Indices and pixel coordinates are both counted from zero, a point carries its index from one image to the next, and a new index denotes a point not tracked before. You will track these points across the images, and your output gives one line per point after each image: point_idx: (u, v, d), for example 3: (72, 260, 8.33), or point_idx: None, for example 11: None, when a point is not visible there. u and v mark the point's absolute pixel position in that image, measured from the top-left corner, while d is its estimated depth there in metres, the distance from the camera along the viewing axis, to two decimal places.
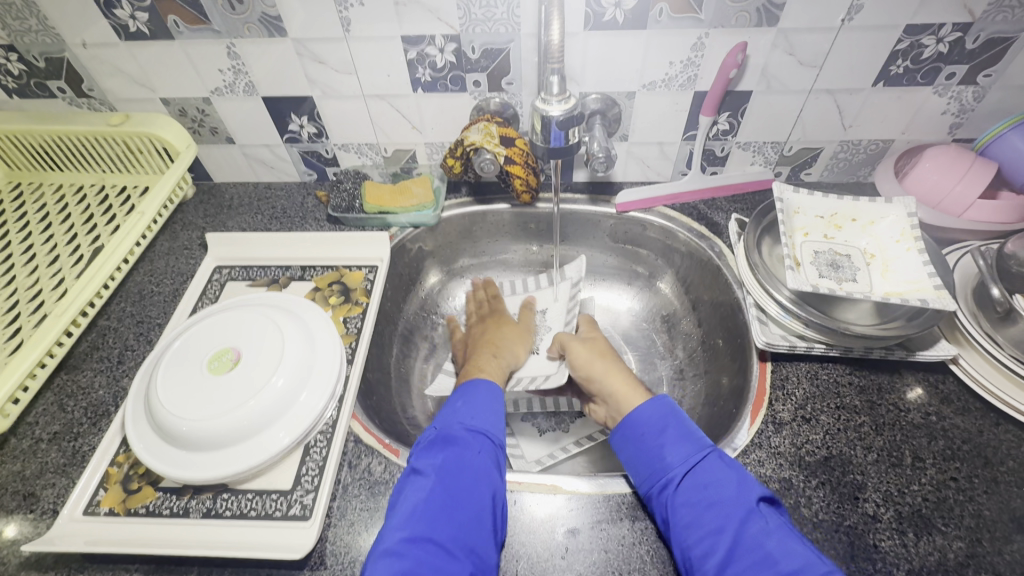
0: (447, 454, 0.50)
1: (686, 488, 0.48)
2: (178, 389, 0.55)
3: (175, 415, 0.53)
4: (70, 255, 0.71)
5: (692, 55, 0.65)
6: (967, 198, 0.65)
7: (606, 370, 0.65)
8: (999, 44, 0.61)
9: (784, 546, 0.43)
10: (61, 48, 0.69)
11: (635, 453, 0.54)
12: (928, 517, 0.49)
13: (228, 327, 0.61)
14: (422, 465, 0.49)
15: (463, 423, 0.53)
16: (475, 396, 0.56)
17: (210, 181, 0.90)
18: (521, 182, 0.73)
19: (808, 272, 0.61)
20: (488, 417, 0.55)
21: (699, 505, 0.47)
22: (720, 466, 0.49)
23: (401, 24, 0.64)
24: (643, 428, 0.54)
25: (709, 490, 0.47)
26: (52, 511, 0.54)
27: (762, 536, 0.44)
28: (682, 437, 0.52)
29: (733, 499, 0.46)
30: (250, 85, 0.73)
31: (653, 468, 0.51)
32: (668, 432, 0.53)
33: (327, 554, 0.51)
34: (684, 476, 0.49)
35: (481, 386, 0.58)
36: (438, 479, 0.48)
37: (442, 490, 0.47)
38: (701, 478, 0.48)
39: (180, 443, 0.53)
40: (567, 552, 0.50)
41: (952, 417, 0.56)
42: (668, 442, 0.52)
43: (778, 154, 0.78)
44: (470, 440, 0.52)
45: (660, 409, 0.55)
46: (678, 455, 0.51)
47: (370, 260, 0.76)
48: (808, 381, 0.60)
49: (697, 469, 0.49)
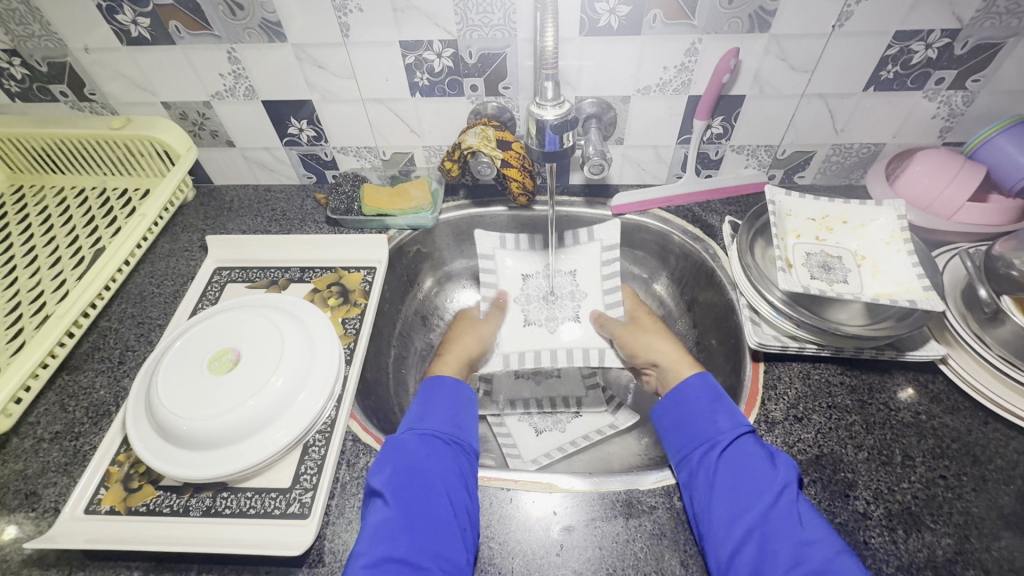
0: (399, 467, 0.51)
1: (734, 453, 0.51)
2: (180, 389, 0.56)
3: (176, 415, 0.54)
4: (72, 257, 0.72)
5: (685, 60, 0.66)
6: (957, 200, 0.66)
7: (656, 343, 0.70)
8: (987, 50, 0.62)
9: (810, 519, 0.46)
10: (64, 53, 0.70)
11: (685, 423, 0.56)
12: (917, 514, 0.50)
13: (229, 327, 0.61)
14: (374, 484, 0.50)
15: (416, 431, 0.54)
16: (429, 398, 0.59)
17: (211, 184, 0.91)
18: (518, 185, 0.74)
19: (800, 273, 0.62)
20: (442, 417, 0.57)
21: (742, 470, 0.50)
22: (761, 444, 0.52)
23: (399, 29, 0.65)
24: (696, 398, 0.57)
25: (754, 458, 0.50)
26: (54, 509, 0.54)
27: (794, 505, 0.47)
28: (730, 410, 0.55)
29: (777, 467, 0.49)
30: (250, 89, 0.74)
31: (703, 433, 0.54)
32: (719, 404, 0.56)
33: (326, 551, 0.51)
34: (730, 443, 0.52)
35: (436, 385, 0.61)
36: (392, 495, 0.48)
37: (399, 507, 0.48)
38: (744, 448, 0.51)
39: (182, 442, 0.53)
40: (562, 549, 0.51)
41: (942, 416, 0.57)
42: (719, 413, 0.55)
43: (772, 157, 0.79)
44: (422, 447, 0.53)
45: (709, 384, 0.59)
46: (729, 424, 0.53)
47: (369, 261, 0.76)
48: (800, 381, 0.61)
49: (744, 438, 0.52)
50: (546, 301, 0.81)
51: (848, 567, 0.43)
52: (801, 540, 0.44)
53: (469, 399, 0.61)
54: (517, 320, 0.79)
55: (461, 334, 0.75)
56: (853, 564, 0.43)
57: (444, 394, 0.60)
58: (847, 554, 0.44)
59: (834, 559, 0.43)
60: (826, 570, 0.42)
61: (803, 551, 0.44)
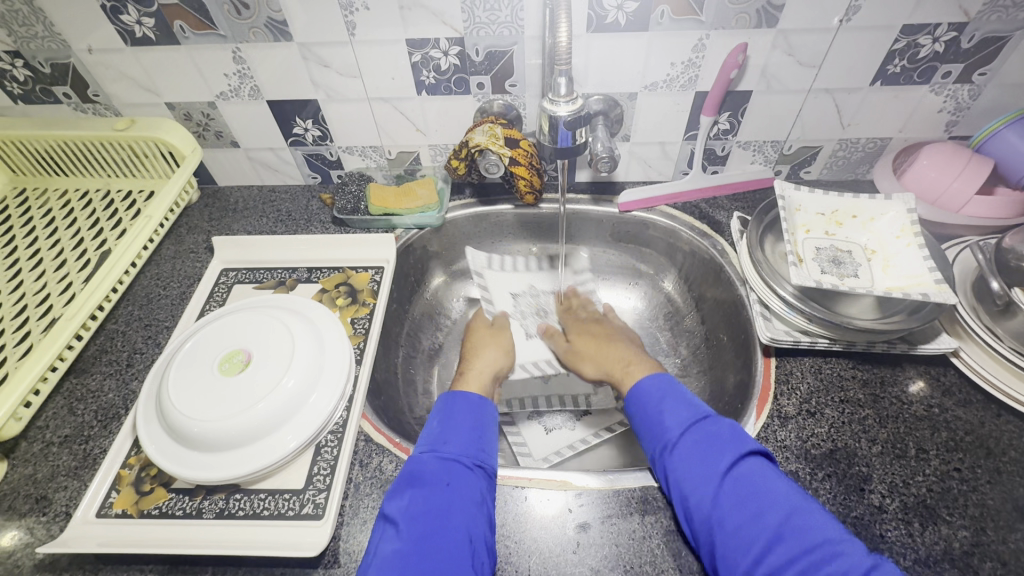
0: (415, 495, 0.49)
1: (684, 444, 0.52)
2: (190, 391, 0.55)
3: (189, 402, 0.54)
4: (77, 259, 0.72)
5: (692, 56, 0.66)
6: (965, 193, 0.66)
7: (601, 351, 0.71)
8: (993, 44, 0.62)
9: (767, 483, 0.47)
10: (67, 53, 0.70)
11: (642, 423, 0.58)
12: (932, 507, 0.50)
13: (240, 327, 0.61)
14: (391, 512, 0.48)
15: (435, 454, 0.52)
16: (451, 415, 0.57)
17: (215, 185, 0.90)
18: (525, 183, 0.74)
19: (811, 268, 0.62)
20: (464, 440, 0.54)
21: (694, 460, 0.51)
22: (707, 430, 0.52)
23: (406, 28, 0.65)
24: (645, 400, 0.59)
25: (705, 442, 0.51)
26: (65, 514, 0.54)
27: (744, 480, 0.48)
28: (678, 403, 0.56)
29: (727, 446, 0.50)
30: (255, 89, 0.73)
31: (656, 436, 0.55)
32: (667, 400, 0.57)
33: (341, 552, 0.51)
34: (679, 437, 0.53)
35: (461, 401, 0.58)
36: (405, 526, 0.46)
37: (411, 541, 0.45)
38: (694, 437, 0.52)
39: (193, 444, 0.53)
40: (579, 547, 0.50)
41: (954, 409, 0.57)
42: (667, 408, 0.56)
43: (778, 153, 0.79)
44: (440, 473, 0.51)
45: (663, 381, 0.60)
46: (679, 417, 0.55)
47: (376, 261, 0.76)
48: (812, 375, 0.61)
49: (691, 431, 0.53)
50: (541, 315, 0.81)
51: (802, 526, 0.44)
52: (754, 512, 0.46)
53: (492, 417, 0.59)
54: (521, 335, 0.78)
55: (483, 347, 0.72)
56: (809, 521, 0.44)
57: (466, 413, 0.57)
58: (802, 511, 0.45)
59: (787, 524, 0.44)
60: (783, 536, 0.44)
61: (758, 523, 0.45)
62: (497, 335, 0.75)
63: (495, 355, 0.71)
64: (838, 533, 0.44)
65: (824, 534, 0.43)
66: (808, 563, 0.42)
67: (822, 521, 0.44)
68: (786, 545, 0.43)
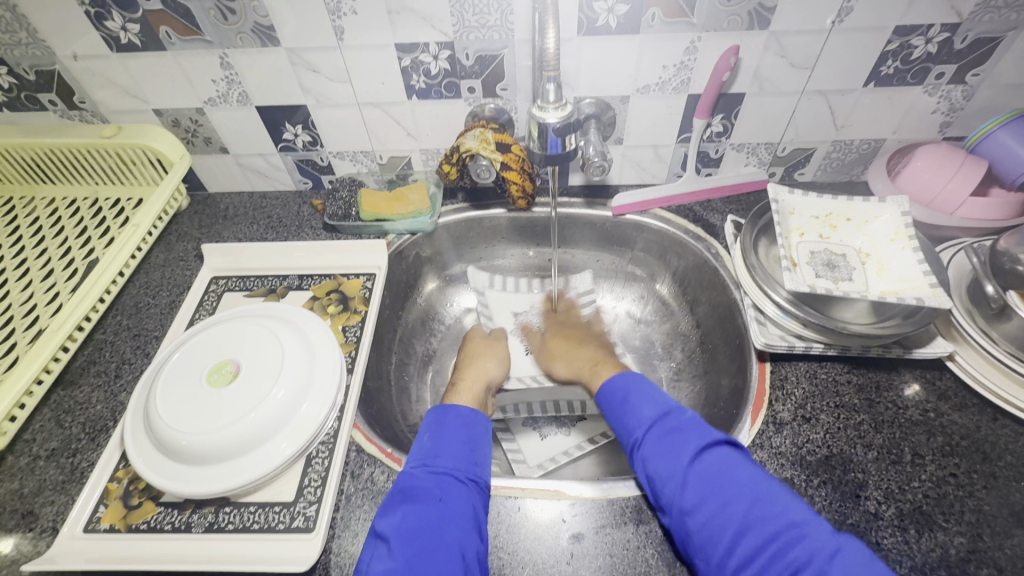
0: (407, 510, 0.48)
1: (650, 441, 0.52)
2: (175, 411, 0.54)
3: (168, 417, 0.54)
4: (64, 269, 0.71)
5: (684, 58, 0.65)
6: (959, 196, 0.66)
7: (572, 355, 0.72)
8: (987, 44, 0.62)
9: (732, 472, 0.47)
10: (52, 60, 0.69)
11: (611, 418, 0.58)
12: (929, 514, 0.50)
13: (221, 344, 0.60)
14: (382, 530, 0.47)
15: (426, 469, 0.52)
16: (443, 428, 0.56)
17: (205, 191, 0.89)
18: (517, 188, 0.73)
19: (805, 272, 0.61)
20: (456, 454, 0.53)
21: (659, 455, 0.50)
22: (671, 424, 0.52)
23: (394, 32, 0.64)
24: (612, 398, 0.59)
25: (669, 439, 0.51)
26: (52, 529, 0.53)
27: (709, 472, 0.47)
28: (645, 400, 0.56)
29: (689, 440, 0.50)
30: (243, 95, 0.72)
31: (625, 432, 0.55)
32: (631, 398, 0.57)
33: (332, 566, 0.50)
34: (645, 434, 0.53)
35: (453, 413, 0.58)
36: (397, 543, 0.45)
37: (403, 558, 0.44)
38: (660, 433, 0.52)
39: (182, 464, 0.52)
40: (573, 558, 0.50)
41: (949, 413, 0.57)
42: (633, 405, 0.56)
43: (772, 154, 0.78)
44: (432, 488, 0.50)
45: (627, 378, 0.60)
46: (643, 413, 0.55)
47: (368, 268, 0.76)
48: (807, 380, 0.60)
49: (655, 428, 0.53)
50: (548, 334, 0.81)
51: (766, 516, 0.43)
52: (720, 502, 0.45)
53: (484, 428, 0.58)
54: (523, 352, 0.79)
55: (480, 359, 0.72)
56: (773, 511, 0.43)
57: (458, 425, 0.57)
58: (768, 497, 0.44)
59: (753, 512, 0.44)
60: (750, 524, 0.43)
61: (724, 514, 0.45)
62: (493, 348, 0.74)
63: (490, 367, 0.70)
64: (803, 517, 0.43)
65: (789, 518, 0.43)
66: (776, 550, 0.41)
67: (787, 506, 0.44)
68: (755, 533, 0.43)
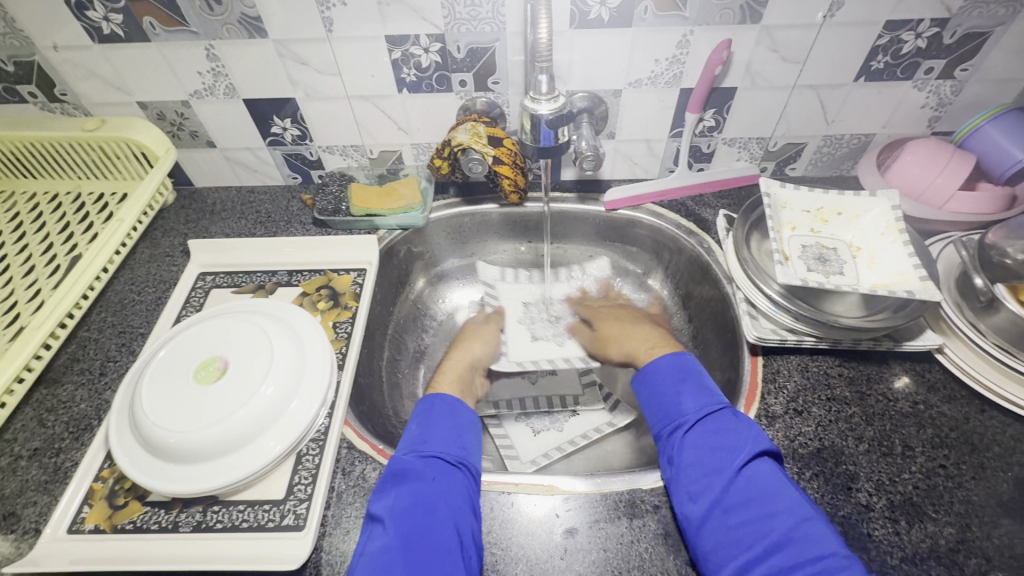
0: (399, 492, 0.48)
1: (698, 433, 0.52)
2: (196, 406, 0.53)
3: (188, 415, 0.52)
4: (46, 265, 0.69)
5: (677, 52, 0.65)
6: (947, 189, 0.66)
7: (627, 334, 0.72)
8: (975, 39, 0.62)
9: (778, 489, 0.47)
10: (32, 51, 0.67)
11: (652, 401, 0.58)
12: (918, 505, 0.50)
13: (226, 334, 0.59)
14: (376, 512, 0.47)
15: (415, 452, 0.51)
16: (430, 416, 0.55)
17: (192, 186, 0.88)
18: (509, 182, 0.73)
19: (797, 266, 0.61)
20: (445, 438, 0.53)
21: (705, 448, 0.51)
22: (729, 420, 0.52)
23: (385, 24, 0.63)
24: (660, 383, 0.59)
25: (719, 436, 0.51)
26: (34, 530, 0.52)
27: (756, 481, 0.47)
28: (699, 390, 0.56)
29: (741, 444, 0.50)
30: (230, 87, 0.71)
31: (670, 415, 0.55)
32: (687, 383, 0.57)
33: (322, 564, 0.50)
34: (695, 423, 0.53)
35: (440, 402, 0.57)
36: (392, 523, 0.45)
37: (398, 536, 0.44)
38: (709, 426, 0.52)
39: (184, 462, 0.51)
40: (566, 553, 0.50)
41: (939, 405, 0.57)
42: (685, 394, 0.56)
43: (763, 149, 0.78)
44: (423, 469, 0.50)
45: (682, 365, 0.60)
46: (692, 403, 0.54)
47: (359, 263, 0.75)
48: (799, 374, 0.61)
49: (709, 417, 0.53)
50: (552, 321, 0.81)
51: (808, 536, 0.43)
52: (764, 511, 0.45)
53: (470, 415, 0.58)
54: (526, 338, 0.78)
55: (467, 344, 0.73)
56: (815, 534, 0.43)
57: (445, 412, 0.56)
58: (814, 523, 0.44)
59: (795, 530, 0.44)
60: (787, 540, 0.43)
61: (764, 524, 0.45)
62: (482, 332, 0.76)
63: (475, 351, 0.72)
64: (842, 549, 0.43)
65: (829, 546, 0.43)
66: (810, 571, 0.41)
67: (830, 535, 0.43)
68: (788, 550, 0.43)
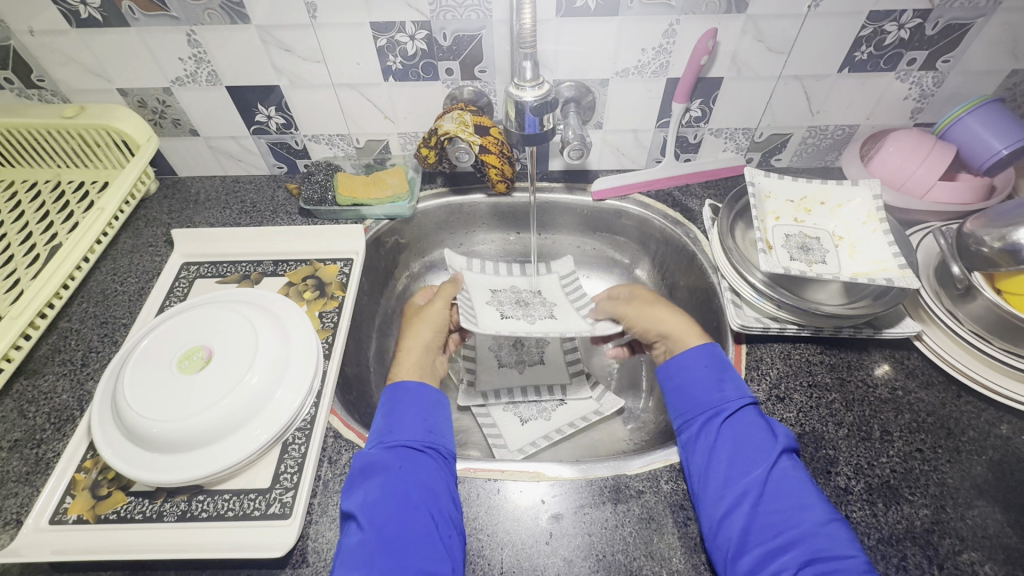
0: (370, 486, 0.48)
1: (735, 424, 0.52)
2: (204, 391, 0.52)
3: (198, 401, 0.52)
4: (25, 254, 0.68)
5: (663, 41, 0.65)
6: (928, 180, 0.67)
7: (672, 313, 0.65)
8: (956, 31, 0.63)
9: (805, 489, 0.47)
10: (6, 35, 0.66)
11: (684, 385, 0.57)
12: (896, 488, 0.51)
13: (228, 321, 0.59)
14: (350, 508, 0.47)
15: (381, 446, 0.52)
16: (394, 407, 0.55)
17: (175, 176, 0.87)
18: (496, 171, 0.73)
19: (780, 254, 0.62)
20: (411, 425, 0.53)
21: (742, 440, 0.51)
22: (764, 416, 0.53)
23: (370, 11, 0.63)
24: (698, 368, 0.57)
25: (755, 430, 0.51)
26: (15, 521, 0.51)
27: (788, 478, 0.48)
28: (738, 382, 0.56)
29: (776, 441, 0.50)
30: (213, 74, 0.70)
31: (709, 399, 0.54)
32: (727, 375, 0.56)
33: (309, 551, 0.50)
34: (735, 412, 0.53)
35: (400, 393, 0.57)
36: (367, 517, 0.46)
37: (374, 527, 0.45)
38: (746, 419, 0.52)
39: (185, 448, 0.51)
40: (552, 537, 0.50)
41: (917, 391, 0.58)
42: (724, 382, 0.55)
43: (749, 140, 0.79)
44: (391, 459, 0.50)
45: (721, 355, 0.58)
46: (730, 393, 0.54)
47: (345, 253, 0.74)
48: (781, 361, 0.62)
49: (748, 408, 0.53)
50: (520, 305, 0.72)
51: (834, 535, 0.44)
52: (797, 505, 0.46)
53: (437, 397, 0.58)
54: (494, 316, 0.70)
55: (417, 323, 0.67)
56: (840, 535, 0.44)
57: (410, 402, 0.56)
58: (838, 524, 0.45)
59: (823, 526, 0.45)
60: (814, 535, 0.44)
61: (791, 520, 0.45)
62: (428, 312, 0.68)
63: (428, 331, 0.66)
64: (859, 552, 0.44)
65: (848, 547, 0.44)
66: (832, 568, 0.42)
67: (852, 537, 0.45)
68: (813, 543, 0.43)
